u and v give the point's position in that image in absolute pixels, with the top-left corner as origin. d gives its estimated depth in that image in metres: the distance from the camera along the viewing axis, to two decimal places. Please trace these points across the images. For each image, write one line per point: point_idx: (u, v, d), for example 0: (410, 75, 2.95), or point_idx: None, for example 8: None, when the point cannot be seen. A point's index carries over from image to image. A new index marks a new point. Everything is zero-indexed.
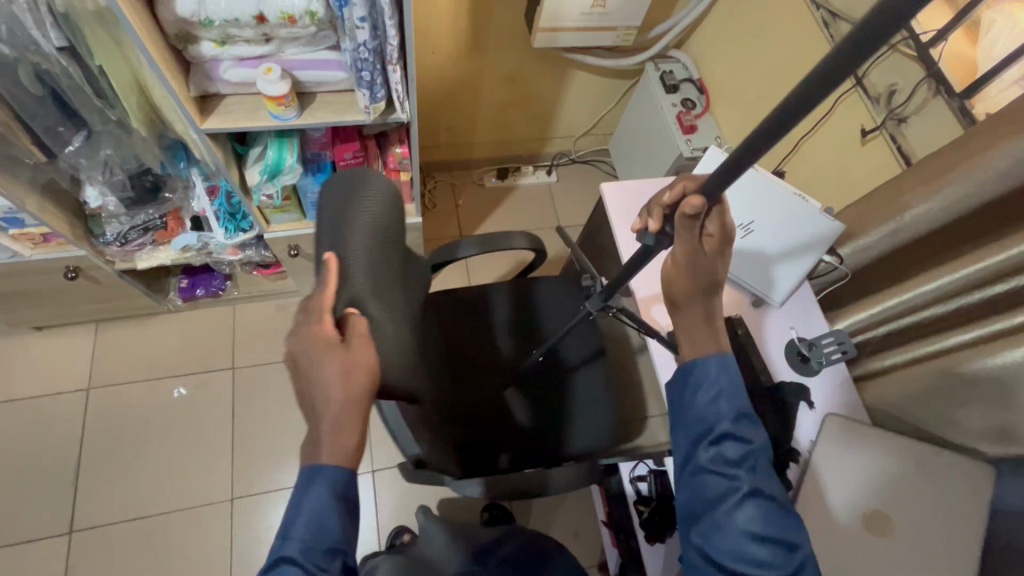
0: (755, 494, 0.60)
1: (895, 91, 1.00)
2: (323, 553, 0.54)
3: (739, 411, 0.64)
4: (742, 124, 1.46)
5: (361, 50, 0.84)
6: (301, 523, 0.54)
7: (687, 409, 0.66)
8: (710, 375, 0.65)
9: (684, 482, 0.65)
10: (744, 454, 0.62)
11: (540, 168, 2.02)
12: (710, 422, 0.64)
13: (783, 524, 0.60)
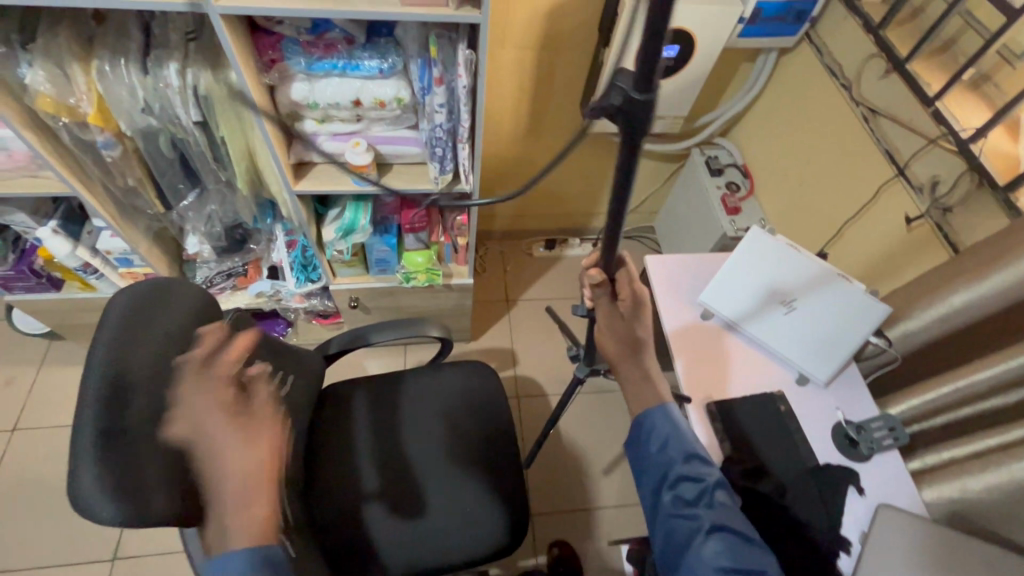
0: (717, 526, 0.72)
1: (938, 182, 1.03)
2: None
3: (689, 451, 0.77)
4: (785, 208, 1.51)
5: (437, 130, 0.97)
6: None
7: (646, 459, 0.79)
8: (655, 425, 0.77)
9: (658, 529, 0.76)
10: (701, 492, 0.75)
11: (587, 241, 2.12)
12: (666, 469, 0.77)
13: (748, 551, 0.71)
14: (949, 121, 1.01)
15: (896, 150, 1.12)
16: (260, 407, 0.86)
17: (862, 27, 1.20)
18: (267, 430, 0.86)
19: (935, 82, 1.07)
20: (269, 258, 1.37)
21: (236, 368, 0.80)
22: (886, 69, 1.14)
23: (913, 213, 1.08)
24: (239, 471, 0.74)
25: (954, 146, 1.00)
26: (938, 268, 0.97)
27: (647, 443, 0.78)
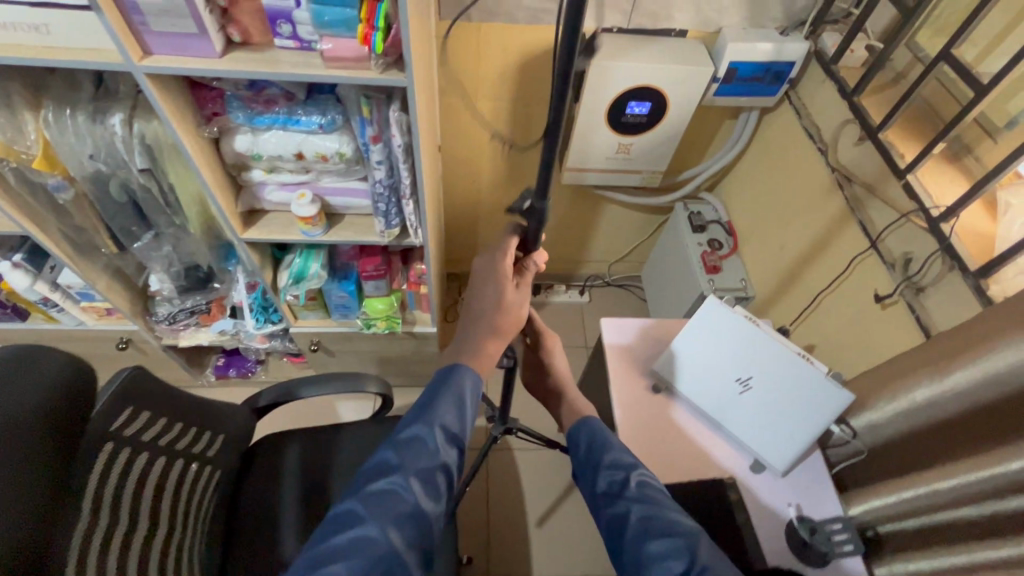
0: (641, 506, 0.83)
1: (911, 259, 0.96)
2: (449, 441, 0.78)
3: (610, 449, 0.92)
4: (765, 269, 1.44)
5: (378, 186, 0.95)
6: (442, 412, 0.78)
7: (581, 465, 0.94)
8: (581, 436, 0.96)
9: (602, 516, 0.87)
10: (626, 480, 0.87)
11: (573, 288, 2.08)
12: (597, 462, 0.92)
13: (674, 520, 0.81)
14: (920, 195, 0.94)
15: (870, 222, 1.06)
16: (163, 468, 0.89)
17: (838, 92, 1.15)
18: (167, 491, 0.89)
19: (909, 152, 1.01)
20: (231, 298, 1.36)
21: (137, 431, 0.83)
22: (861, 135, 1.09)
23: (885, 291, 1.01)
24: (118, 534, 0.75)
25: (925, 223, 0.93)
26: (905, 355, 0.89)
27: (579, 453, 0.95)
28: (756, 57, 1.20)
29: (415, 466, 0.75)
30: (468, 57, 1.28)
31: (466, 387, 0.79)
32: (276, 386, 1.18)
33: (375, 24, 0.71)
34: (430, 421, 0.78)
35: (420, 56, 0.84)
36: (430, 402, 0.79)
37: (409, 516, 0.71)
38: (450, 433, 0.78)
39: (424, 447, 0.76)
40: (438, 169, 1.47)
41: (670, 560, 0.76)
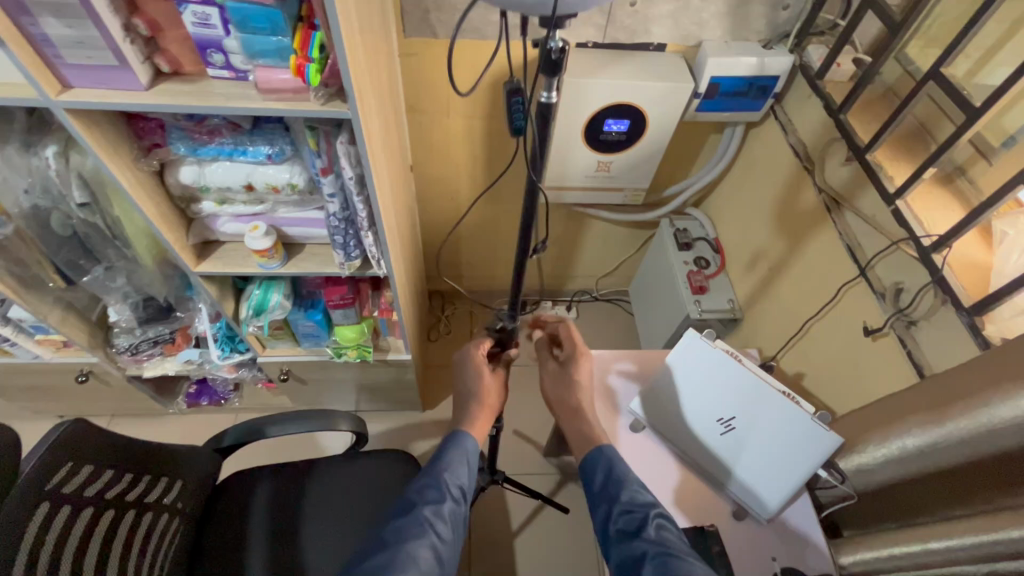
0: (661, 548, 0.74)
1: (902, 290, 0.90)
2: (457, 492, 0.86)
3: (628, 486, 0.84)
4: (753, 290, 1.37)
5: (333, 219, 0.90)
6: (449, 466, 0.87)
7: (595, 500, 0.86)
8: (596, 471, 0.88)
9: (619, 563, 0.77)
10: (645, 521, 0.79)
11: (560, 303, 2.02)
12: (614, 498, 0.84)
13: (694, 559, 0.72)
14: (911, 222, 0.88)
15: (859, 247, 0.99)
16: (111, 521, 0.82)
17: (824, 109, 1.09)
18: (113, 554, 0.80)
19: (898, 175, 0.95)
20: (195, 328, 1.30)
21: (79, 487, 0.76)
22: (848, 154, 1.03)
23: (875, 322, 0.95)
24: None
25: (916, 252, 0.87)
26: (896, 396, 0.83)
27: (595, 490, 0.87)
28: (739, 71, 1.14)
29: (427, 505, 0.81)
30: (439, 74, 1.22)
31: (469, 443, 0.90)
32: (241, 425, 1.06)
33: (308, 54, 0.66)
34: (440, 471, 0.86)
35: (368, 83, 0.78)
36: (439, 456, 0.88)
37: (426, 548, 0.76)
38: (458, 482, 0.86)
39: (435, 490, 0.83)
40: (412, 189, 1.41)
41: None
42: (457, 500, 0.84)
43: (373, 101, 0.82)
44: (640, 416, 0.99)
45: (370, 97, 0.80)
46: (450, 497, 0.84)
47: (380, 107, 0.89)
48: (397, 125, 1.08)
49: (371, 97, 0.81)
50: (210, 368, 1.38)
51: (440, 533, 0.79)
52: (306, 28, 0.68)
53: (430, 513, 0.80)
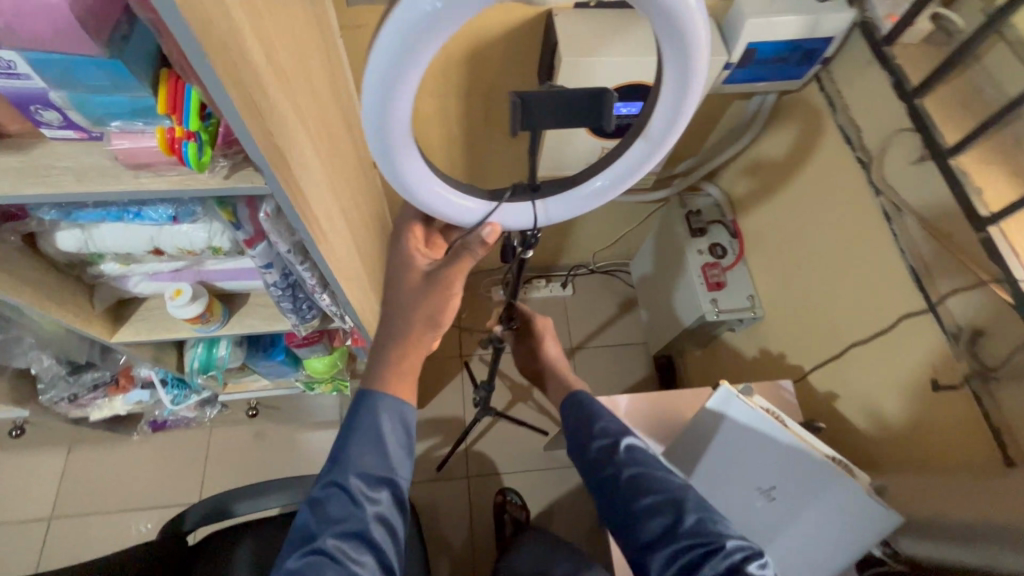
0: (633, 468, 0.72)
1: (982, 336, 0.75)
2: (375, 479, 0.69)
3: (599, 416, 0.77)
4: (775, 289, 1.19)
5: (274, 287, 0.69)
6: (357, 446, 0.70)
7: (569, 440, 0.79)
8: (576, 403, 0.80)
9: (598, 493, 0.74)
10: (614, 449, 0.74)
11: (555, 280, 1.84)
12: (585, 427, 0.77)
13: (660, 477, 0.70)
14: (1008, 257, 0.70)
15: (927, 272, 0.81)
16: None
17: (894, 90, 0.85)
18: None
19: (991, 190, 0.75)
20: (139, 371, 1.11)
21: None
22: (921, 151, 0.83)
23: (947, 378, 0.78)
24: None
25: (1012, 297, 0.70)
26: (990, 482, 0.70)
27: (569, 421, 0.80)
28: (782, 34, 0.89)
29: (333, 529, 0.66)
30: None
31: (379, 423, 0.70)
32: (207, 499, 0.94)
33: (187, 127, 0.48)
34: (341, 475, 0.69)
35: (290, 123, 0.54)
36: (339, 452, 0.70)
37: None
38: (369, 480, 0.69)
39: (343, 505, 0.67)
40: (377, 186, 1.15)
41: (657, 519, 0.67)
42: (378, 500, 0.68)
43: (303, 138, 0.58)
44: None
45: (297, 137, 0.56)
46: (365, 505, 0.67)
47: (317, 135, 0.64)
48: (344, 132, 0.82)
49: (298, 137, 0.56)
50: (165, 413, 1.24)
51: (359, 557, 0.65)
52: (172, 79, 0.48)
53: (337, 539, 0.65)
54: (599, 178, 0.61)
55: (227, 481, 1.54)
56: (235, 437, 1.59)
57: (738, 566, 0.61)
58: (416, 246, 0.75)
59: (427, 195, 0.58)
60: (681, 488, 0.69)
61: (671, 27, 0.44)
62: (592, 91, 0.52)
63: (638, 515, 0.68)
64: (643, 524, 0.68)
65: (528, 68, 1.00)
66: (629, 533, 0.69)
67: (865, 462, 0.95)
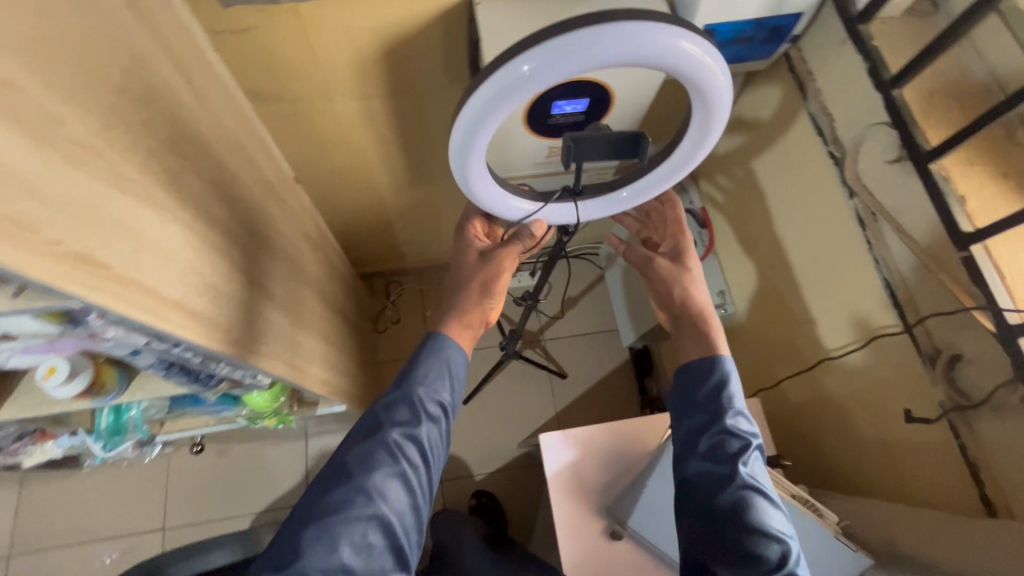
0: (751, 481, 0.66)
1: (960, 362, 0.68)
2: (436, 407, 0.70)
3: (735, 410, 0.70)
4: (750, 287, 1.09)
5: (152, 367, 0.59)
6: (429, 372, 0.71)
7: (690, 407, 0.72)
8: (710, 377, 0.72)
9: (697, 471, 0.69)
10: (745, 449, 0.68)
11: (524, 270, 1.69)
12: (723, 407, 0.70)
13: (768, 512, 0.64)
14: (991, 280, 0.63)
15: (905, 289, 0.73)
16: None
17: (870, 79, 0.75)
18: None
19: (978, 200, 0.66)
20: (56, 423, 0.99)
21: None
22: (900, 151, 0.73)
23: (925, 411, 0.72)
24: None
25: (993, 326, 0.63)
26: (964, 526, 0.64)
27: (689, 389, 0.73)
28: (745, 13, 0.76)
29: (398, 428, 0.67)
30: (300, 49, 0.80)
31: (452, 354, 0.72)
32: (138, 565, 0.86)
33: None
34: (410, 392, 0.69)
35: (123, 206, 0.43)
36: (412, 368, 0.71)
37: (397, 479, 0.63)
38: (435, 400, 0.70)
39: (407, 411, 0.68)
40: (306, 201, 1.02)
41: (761, 542, 0.62)
42: (436, 421, 0.69)
43: (152, 214, 0.47)
44: (619, 519, 0.80)
45: (142, 217, 0.46)
46: (426, 419, 0.68)
47: (183, 195, 0.53)
48: (238, 166, 0.70)
49: (143, 217, 0.46)
50: (96, 462, 1.14)
51: (414, 461, 0.66)
52: None
53: (400, 438, 0.66)
54: (625, 189, 0.74)
55: (191, 509, 1.46)
56: (193, 463, 1.50)
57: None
58: (477, 236, 0.80)
59: (486, 196, 0.68)
60: (785, 534, 0.63)
61: (702, 82, 0.55)
62: (632, 134, 0.64)
63: (734, 533, 0.64)
64: (732, 546, 0.63)
65: (460, 65, 0.87)
66: (713, 537, 0.65)
67: (840, 480, 0.89)
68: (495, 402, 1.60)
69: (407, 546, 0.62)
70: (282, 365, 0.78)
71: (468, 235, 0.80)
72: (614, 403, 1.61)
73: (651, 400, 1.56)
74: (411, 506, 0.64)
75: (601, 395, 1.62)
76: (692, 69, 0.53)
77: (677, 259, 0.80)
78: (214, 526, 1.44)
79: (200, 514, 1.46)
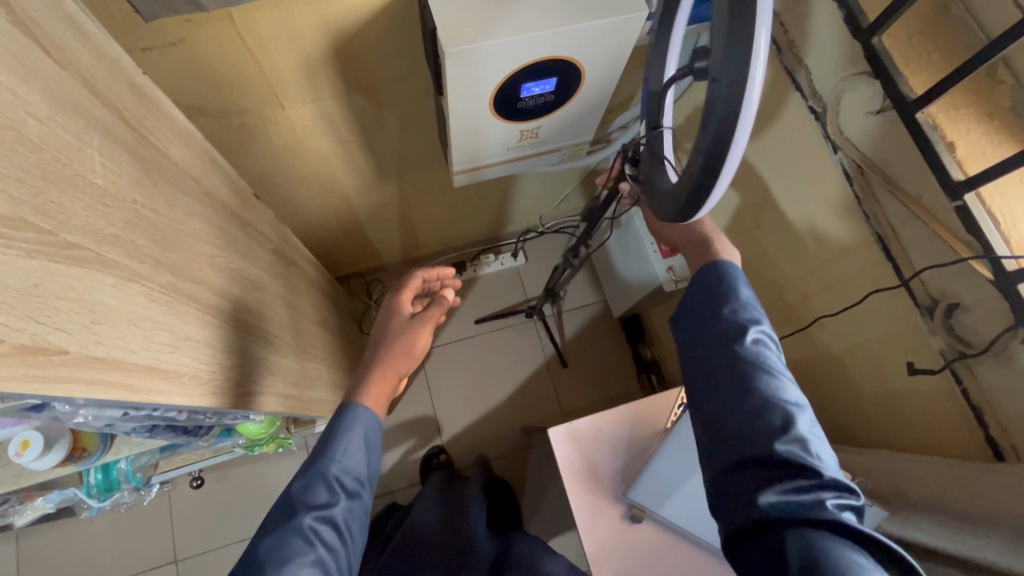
0: (764, 367, 0.58)
1: (957, 309, 0.68)
2: (352, 481, 0.68)
3: (738, 300, 0.62)
4: (738, 248, 1.08)
5: (133, 430, 0.56)
6: (344, 445, 0.69)
7: (699, 302, 0.64)
8: (711, 278, 0.64)
9: (709, 362, 0.61)
10: (744, 331, 0.60)
11: (504, 251, 1.66)
12: (729, 292, 0.62)
13: (779, 384, 0.57)
14: (988, 228, 0.61)
15: (897, 242, 0.73)
16: None
17: (846, 27, 0.73)
18: None
19: (964, 145, 0.65)
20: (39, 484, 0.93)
21: None
22: (882, 102, 0.71)
23: (925, 361, 0.73)
24: None
25: (991, 274, 0.62)
26: (973, 469, 0.65)
27: (694, 296, 0.65)
28: None
29: (312, 509, 0.63)
30: (239, 56, 0.73)
31: (367, 422, 0.72)
32: None
33: None
34: (323, 469, 0.67)
35: (70, 278, 0.39)
36: (328, 443, 0.69)
37: (315, 561, 0.59)
38: (352, 474, 0.68)
39: (321, 488, 0.66)
40: (270, 215, 0.96)
41: (773, 411, 0.55)
42: (354, 492, 0.68)
43: (106, 279, 0.43)
44: (637, 503, 0.81)
45: (96, 285, 0.41)
46: (343, 496, 0.66)
47: (137, 247, 0.48)
48: (191, 197, 0.64)
49: (95, 284, 0.41)
50: (92, 512, 1.10)
51: (330, 540, 0.62)
52: None
53: (314, 520, 0.62)
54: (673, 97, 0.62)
55: (200, 538, 1.43)
56: (194, 492, 1.45)
57: (823, 502, 0.50)
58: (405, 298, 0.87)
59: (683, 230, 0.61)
60: (794, 403, 0.56)
61: None
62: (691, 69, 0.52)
63: (745, 410, 0.56)
64: (745, 428, 0.56)
65: (417, 54, 0.80)
66: (723, 425, 0.58)
67: (846, 430, 0.91)
68: (491, 388, 1.59)
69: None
70: (270, 398, 0.75)
71: (397, 298, 0.87)
72: (610, 373, 1.62)
73: (647, 364, 1.57)
74: None
75: (596, 366, 1.62)
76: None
77: None
78: (227, 551, 1.42)
79: (211, 540, 1.43)
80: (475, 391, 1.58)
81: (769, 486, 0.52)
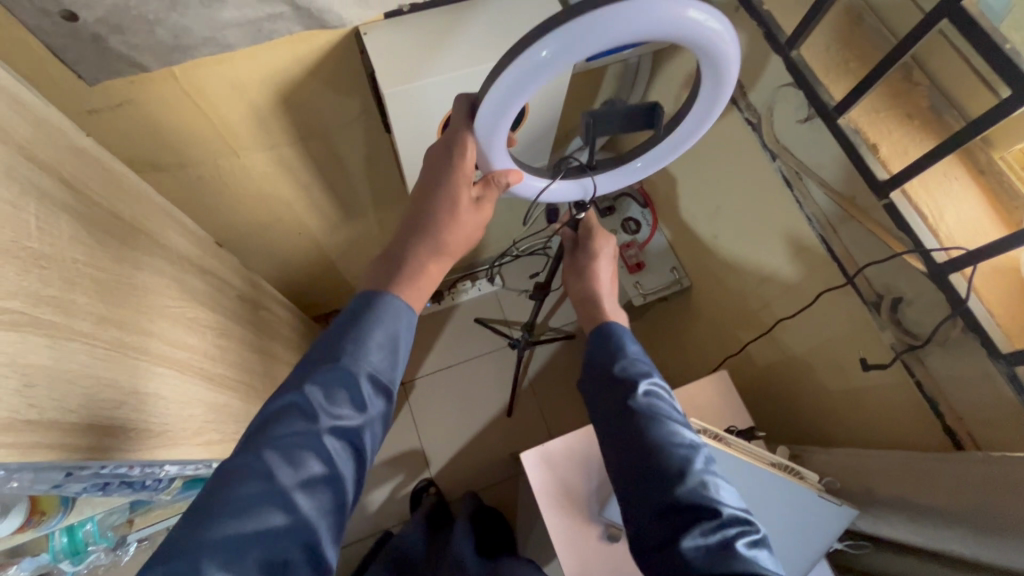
0: (655, 417, 0.58)
1: (901, 303, 0.70)
2: (371, 392, 0.53)
3: (626, 356, 0.63)
4: (701, 257, 1.10)
5: (84, 490, 0.56)
6: (373, 343, 0.54)
7: (591, 368, 0.64)
8: (603, 340, 0.66)
9: (610, 423, 0.60)
10: (632, 386, 0.60)
11: (481, 277, 1.67)
12: (617, 350, 0.64)
13: (673, 429, 0.57)
14: (915, 222, 0.64)
15: (839, 243, 0.76)
16: None
17: (768, 43, 0.77)
18: None
19: (887, 145, 0.67)
20: None
21: None
22: (809, 110, 0.74)
23: (877, 356, 0.75)
24: None
25: (924, 268, 0.64)
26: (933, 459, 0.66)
27: (588, 361, 0.65)
28: None
29: (332, 418, 0.50)
30: (188, 110, 0.74)
31: (399, 325, 0.56)
32: None
33: None
34: (349, 368, 0.52)
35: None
36: (355, 335, 0.54)
37: (325, 479, 0.49)
38: (376, 380, 0.54)
39: (346, 400, 0.52)
40: (232, 260, 0.96)
41: (672, 455, 0.55)
42: (381, 413, 0.54)
43: (41, 340, 0.43)
44: (615, 522, 0.80)
45: (30, 347, 0.42)
46: (367, 410, 0.53)
47: (77, 306, 0.49)
48: (142, 251, 0.64)
49: (29, 346, 0.42)
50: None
51: (343, 457, 0.51)
52: None
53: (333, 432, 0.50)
54: (640, 158, 0.65)
55: None
56: None
57: (730, 542, 0.49)
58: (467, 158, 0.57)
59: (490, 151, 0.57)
60: (689, 446, 0.56)
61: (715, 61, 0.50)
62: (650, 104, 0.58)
63: (645, 461, 0.55)
64: (647, 479, 0.55)
65: (364, 96, 0.83)
66: (627, 481, 0.56)
67: (818, 431, 0.91)
68: (476, 416, 1.58)
69: (331, 552, 0.48)
70: None
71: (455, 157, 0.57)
72: None
73: None
74: (336, 508, 0.49)
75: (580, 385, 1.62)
76: (710, 47, 0.48)
77: (586, 243, 0.75)
78: None
79: None
80: (459, 420, 1.57)
81: (679, 535, 0.50)
